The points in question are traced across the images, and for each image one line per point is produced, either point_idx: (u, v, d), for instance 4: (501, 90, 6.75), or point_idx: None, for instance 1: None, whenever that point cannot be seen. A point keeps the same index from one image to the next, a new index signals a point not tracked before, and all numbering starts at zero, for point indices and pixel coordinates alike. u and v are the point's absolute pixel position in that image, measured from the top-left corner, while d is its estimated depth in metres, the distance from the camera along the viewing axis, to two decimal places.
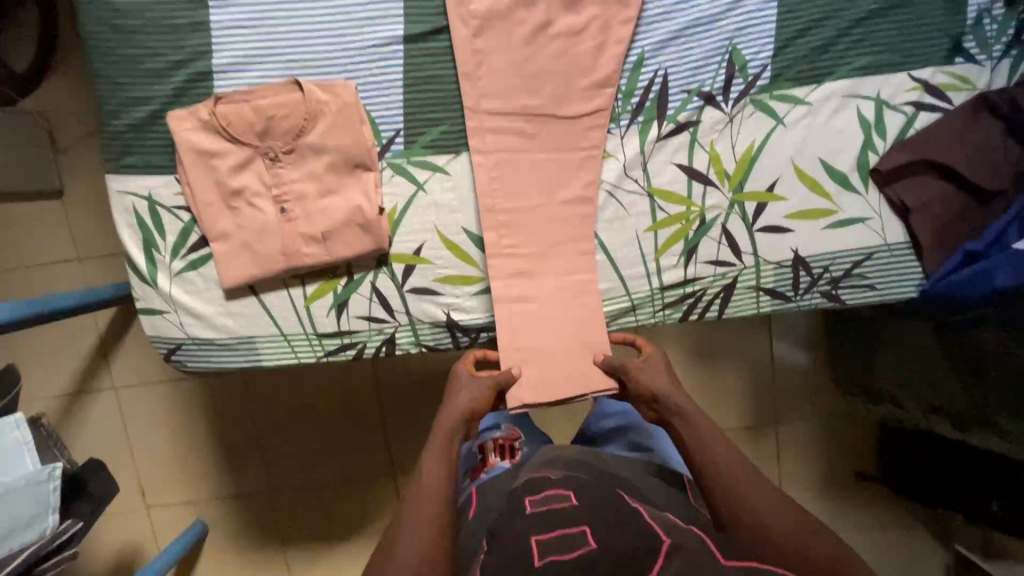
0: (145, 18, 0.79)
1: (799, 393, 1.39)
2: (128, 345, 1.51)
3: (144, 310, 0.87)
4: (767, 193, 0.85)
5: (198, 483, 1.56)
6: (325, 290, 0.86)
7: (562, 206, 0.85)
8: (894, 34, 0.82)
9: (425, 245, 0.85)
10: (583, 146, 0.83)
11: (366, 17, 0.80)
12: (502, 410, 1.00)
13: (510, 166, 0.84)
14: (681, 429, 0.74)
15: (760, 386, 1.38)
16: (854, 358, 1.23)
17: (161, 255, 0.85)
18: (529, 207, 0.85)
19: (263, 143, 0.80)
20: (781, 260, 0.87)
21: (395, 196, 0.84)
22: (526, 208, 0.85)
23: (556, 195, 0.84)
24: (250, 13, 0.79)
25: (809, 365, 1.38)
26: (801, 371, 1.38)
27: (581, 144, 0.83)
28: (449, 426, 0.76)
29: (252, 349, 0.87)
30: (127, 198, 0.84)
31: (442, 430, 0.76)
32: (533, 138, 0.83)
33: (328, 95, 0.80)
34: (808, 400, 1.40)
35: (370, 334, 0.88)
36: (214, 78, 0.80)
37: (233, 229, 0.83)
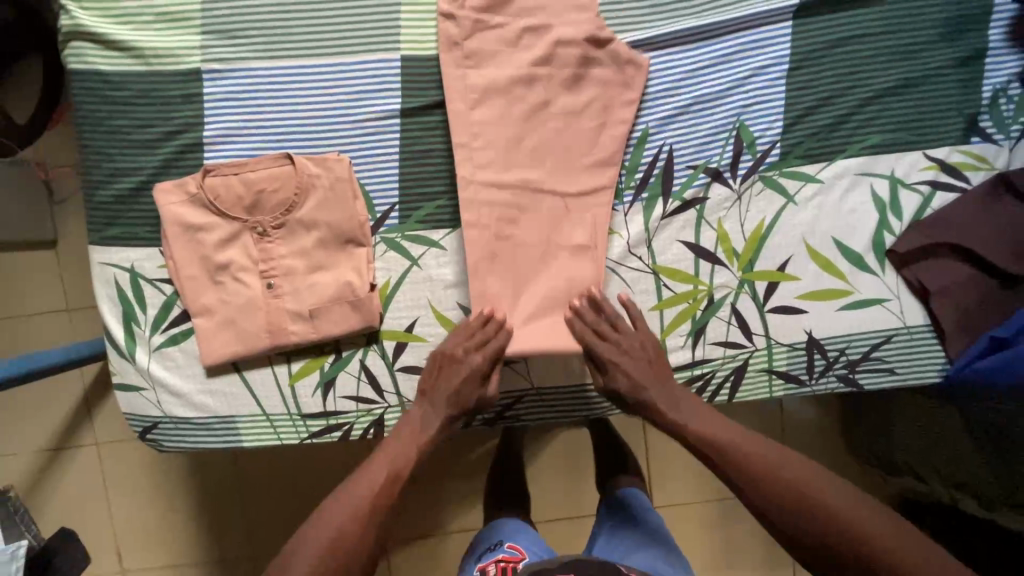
0: (137, 90, 0.78)
1: (811, 449, 1.28)
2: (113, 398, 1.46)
3: (120, 386, 0.82)
4: (778, 272, 0.81)
5: (177, 544, 1.48)
6: (312, 368, 0.82)
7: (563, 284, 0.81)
8: (907, 113, 0.79)
9: (418, 322, 0.81)
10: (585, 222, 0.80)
11: (362, 91, 0.78)
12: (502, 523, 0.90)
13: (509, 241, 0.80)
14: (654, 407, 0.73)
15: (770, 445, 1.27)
16: (868, 424, 1.14)
17: (140, 329, 0.81)
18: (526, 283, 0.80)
19: (252, 217, 0.77)
20: (794, 342, 0.82)
21: (386, 271, 0.80)
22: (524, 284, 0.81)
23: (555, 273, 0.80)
24: (245, 86, 0.77)
25: (820, 418, 1.27)
26: (812, 424, 1.27)
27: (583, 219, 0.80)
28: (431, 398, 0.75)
29: (233, 430, 0.82)
30: (108, 269, 0.80)
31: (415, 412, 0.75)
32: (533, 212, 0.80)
33: (320, 169, 0.77)
34: (821, 458, 1.28)
35: (357, 415, 0.82)
36: (206, 150, 0.78)
37: (216, 304, 0.79)
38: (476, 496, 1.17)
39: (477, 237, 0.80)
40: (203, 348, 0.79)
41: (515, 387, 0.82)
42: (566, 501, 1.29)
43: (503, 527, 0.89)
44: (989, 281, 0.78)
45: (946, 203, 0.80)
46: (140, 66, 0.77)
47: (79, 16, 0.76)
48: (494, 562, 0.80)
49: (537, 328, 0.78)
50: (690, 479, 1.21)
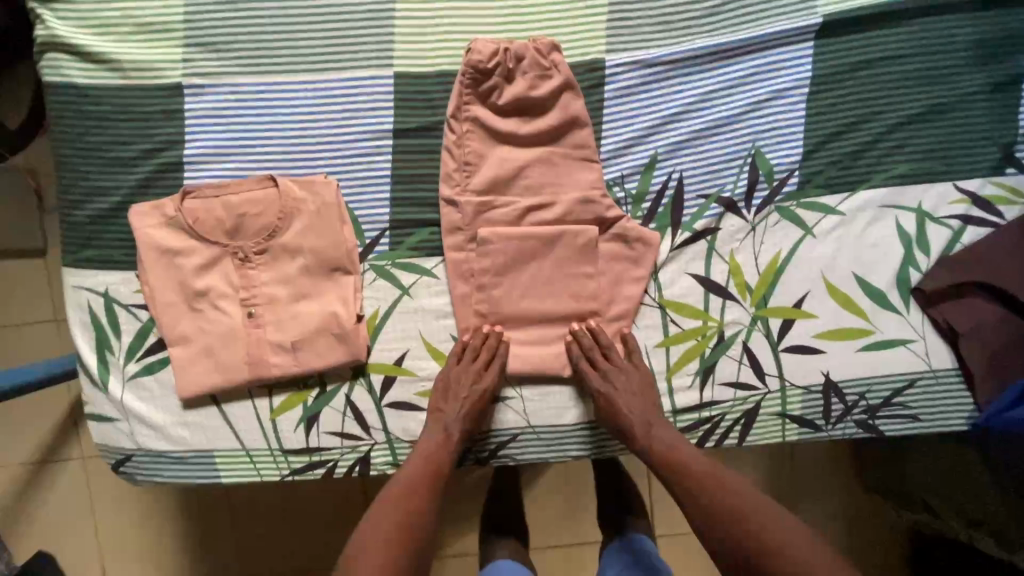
0: (115, 105, 0.73)
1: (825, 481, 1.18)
2: None
3: (93, 416, 0.78)
4: (794, 309, 0.76)
5: (162, 564, 1.43)
6: (295, 402, 0.77)
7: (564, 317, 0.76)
8: (937, 142, 0.74)
9: (408, 354, 0.76)
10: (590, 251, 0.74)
11: (353, 109, 0.73)
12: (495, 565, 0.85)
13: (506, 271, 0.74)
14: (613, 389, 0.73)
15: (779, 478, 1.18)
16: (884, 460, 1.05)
17: (114, 357, 0.77)
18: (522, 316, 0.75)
19: (233, 242, 0.73)
20: (810, 384, 0.76)
21: (374, 301, 0.75)
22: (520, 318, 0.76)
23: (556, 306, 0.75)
24: (228, 103, 0.73)
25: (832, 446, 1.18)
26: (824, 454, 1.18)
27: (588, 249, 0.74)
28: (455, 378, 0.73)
29: (210, 465, 0.77)
30: (83, 293, 0.76)
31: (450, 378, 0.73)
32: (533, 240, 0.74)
33: (306, 192, 0.72)
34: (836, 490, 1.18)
35: (342, 452, 0.77)
36: (186, 169, 0.74)
37: (195, 333, 0.74)
38: (470, 527, 1.12)
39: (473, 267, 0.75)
40: (179, 380, 0.74)
41: (512, 427, 0.77)
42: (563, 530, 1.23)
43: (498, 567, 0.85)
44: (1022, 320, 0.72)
45: (975, 237, 0.75)
46: (118, 79, 0.73)
47: (54, 26, 0.72)
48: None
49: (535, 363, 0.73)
50: None
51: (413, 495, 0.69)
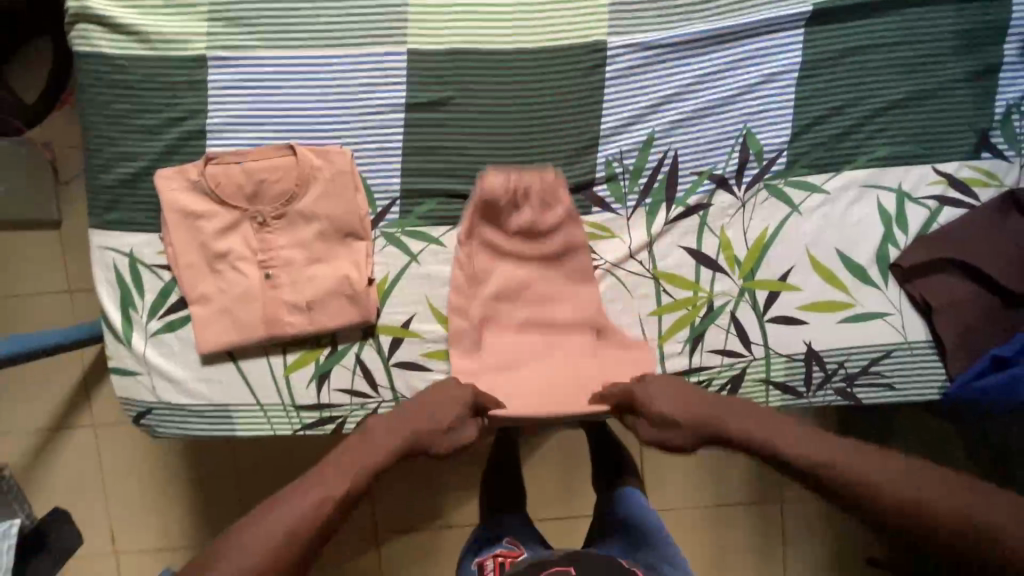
0: (142, 74, 0.77)
1: None
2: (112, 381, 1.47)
3: (116, 370, 0.82)
4: (780, 282, 0.81)
5: (171, 528, 1.49)
6: (308, 360, 0.82)
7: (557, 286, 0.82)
8: (918, 126, 0.78)
9: (415, 317, 0.81)
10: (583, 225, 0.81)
11: (367, 83, 0.77)
12: (495, 518, 0.92)
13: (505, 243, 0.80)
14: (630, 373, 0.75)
15: None
16: None
17: (137, 315, 0.81)
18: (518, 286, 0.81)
19: (252, 207, 0.77)
20: (793, 353, 0.81)
21: (384, 265, 0.80)
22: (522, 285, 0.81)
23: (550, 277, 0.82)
24: (249, 74, 0.77)
25: None
26: None
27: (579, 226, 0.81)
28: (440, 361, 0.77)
29: (226, 418, 0.82)
30: (108, 253, 0.80)
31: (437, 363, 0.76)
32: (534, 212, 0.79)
33: (322, 161, 0.77)
34: None
35: (351, 409, 0.82)
36: (208, 138, 0.78)
37: (214, 292, 0.79)
38: (469, 493, 1.17)
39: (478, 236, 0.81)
40: (199, 337, 0.79)
41: (512, 388, 0.82)
42: (558, 501, 1.29)
43: (495, 519, 0.91)
44: (993, 296, 0.78)
45: (952, 217, 0.79)
46: (145, 50, 0.77)
47: None
48: (492, 558, 0.83)
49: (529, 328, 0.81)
50: (682, 485, 1.21)
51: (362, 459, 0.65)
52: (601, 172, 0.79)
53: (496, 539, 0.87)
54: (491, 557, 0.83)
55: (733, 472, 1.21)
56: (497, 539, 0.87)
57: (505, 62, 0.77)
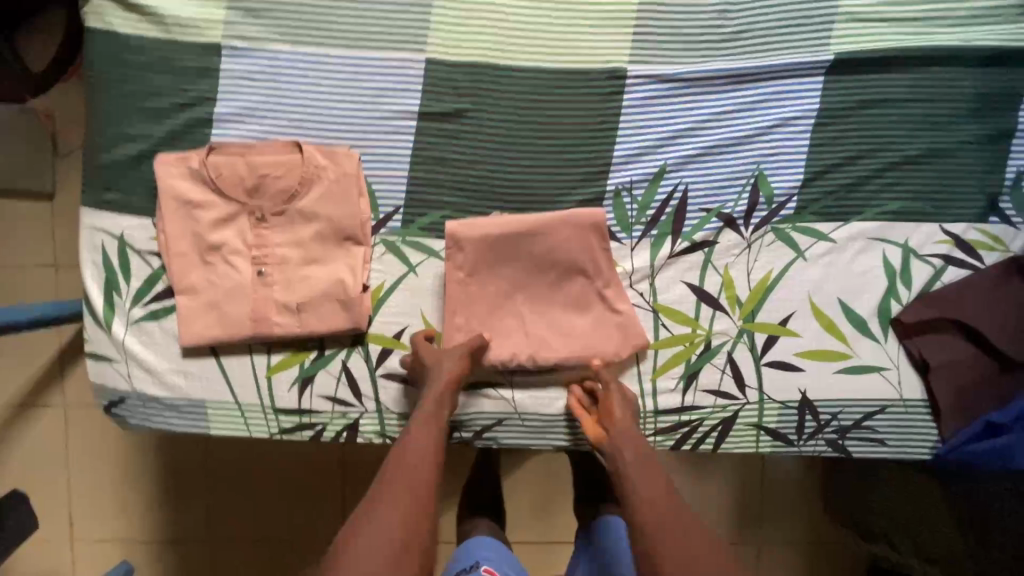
0: (153, 56, 0.76)
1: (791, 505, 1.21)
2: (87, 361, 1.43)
3: (93, 355, 0.79)
4: (779, 327, 0.80)
5: (132, 518, 1.44)
6: (292, 362, 0.79)
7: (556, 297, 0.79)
8: (928, 184, 0.78)
9: (407, 329, 0.79)
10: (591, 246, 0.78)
11: (382, 88, 0.76)
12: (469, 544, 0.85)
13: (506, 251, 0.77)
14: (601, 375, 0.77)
15: (747, 498, 1.20)
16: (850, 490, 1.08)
17: (121, 300, 0.78)
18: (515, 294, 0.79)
19: (252, 201, 0.75)
20: (787, 400, 0.80)
21: (381, 273, 0.78)
22: (526, 313, 0.79)
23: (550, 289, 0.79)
24: (263, 67, 0.76)
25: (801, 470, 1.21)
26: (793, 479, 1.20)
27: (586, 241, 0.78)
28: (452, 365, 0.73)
29: (200, 415, 0.79)
30: (98, 234, 0.78)
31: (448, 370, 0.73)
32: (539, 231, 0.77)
33: (328, 161, 0.75)
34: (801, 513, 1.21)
35: (332, 417, 0.79)
36: (215, 127, 0.76)
37: (203, 285, 0.76)
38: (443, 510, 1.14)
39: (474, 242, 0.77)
40: (182, 330, 0.76)
41: (499, 410, 0.80)
42: (533, 526, 1.26)
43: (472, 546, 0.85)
44: (991, 362, 0.77)
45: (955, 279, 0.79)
46: (159, 33, 0.76)
47: None
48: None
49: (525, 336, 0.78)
50: None
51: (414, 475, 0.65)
52: (609, 199, 0.78)
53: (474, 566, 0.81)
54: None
55: (713, 509, 1.19)
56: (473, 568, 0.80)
57: (522, 81, 0.77)
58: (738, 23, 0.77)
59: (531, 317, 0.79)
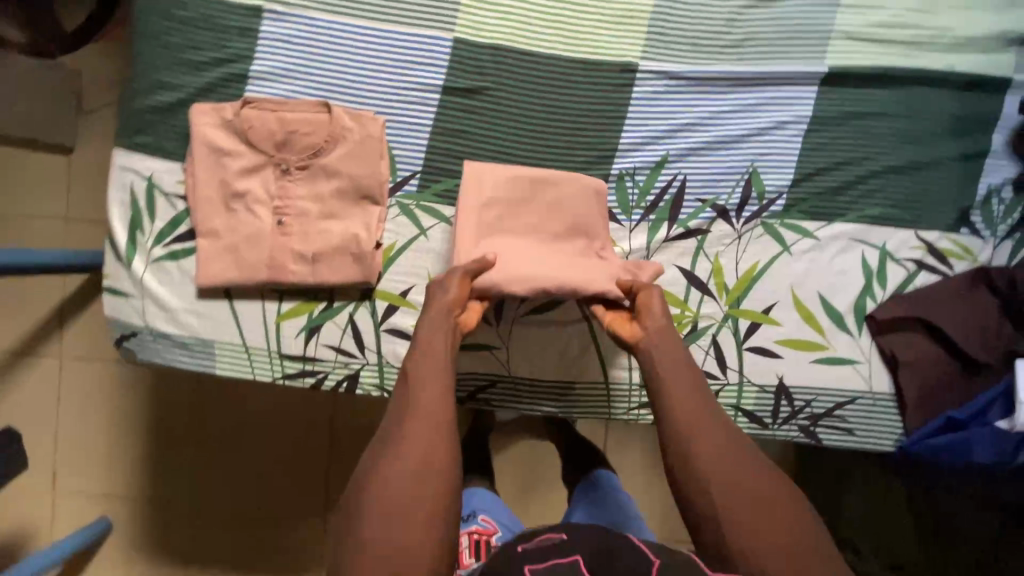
0: (197, 12, 0.81)
1: None
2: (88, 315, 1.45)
3: (110, 289, 0.83)
4: (762, 315, 0.85)
5: (117, 474, 1.45)
6: (302, 311, 0.83)
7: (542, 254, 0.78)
8: (907, 193, 0.85)
9: (413, 288, 0.83)
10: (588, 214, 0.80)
11: (410, 61, 0.81)
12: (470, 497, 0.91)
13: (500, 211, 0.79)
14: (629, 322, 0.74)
15: None
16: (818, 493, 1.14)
17: (144, 238, 0.82)
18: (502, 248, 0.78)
19: (278, 154, 0.80)
20: (765, 384, 0.85)
21: (394, 233, 0.83)
22: (533, 262, 0.77)
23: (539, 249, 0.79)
24: (301, 32, 0.81)
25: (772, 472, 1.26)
26: None
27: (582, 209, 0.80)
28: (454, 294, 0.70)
29: (208, 354, 0.83)
30: (128, 175, 0.82)
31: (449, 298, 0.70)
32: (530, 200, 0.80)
33: (354, 123, 0.80)
34: None
35: (334, 366, 0.83)
36: (249, 83, 0.81)
37: (224, 229, 0.80)
38: None
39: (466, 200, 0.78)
40: (201, 270, 0.80)
41: (494, 372, 0.84)
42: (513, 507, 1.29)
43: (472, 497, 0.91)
44: (953, 362, 0.83)
45: (927, 283, 0.85)
46: None
47: None
48: (467, 535, 0.82)
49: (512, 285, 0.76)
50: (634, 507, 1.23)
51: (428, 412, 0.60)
52: (613, 182, 0.84)
53: (472, 514, 0.87)
54: (467, 534, 0.83)
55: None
56: (471, 516, 0.86)
57: (541, 66, 0.82)
58: (742, 31, 0.84)
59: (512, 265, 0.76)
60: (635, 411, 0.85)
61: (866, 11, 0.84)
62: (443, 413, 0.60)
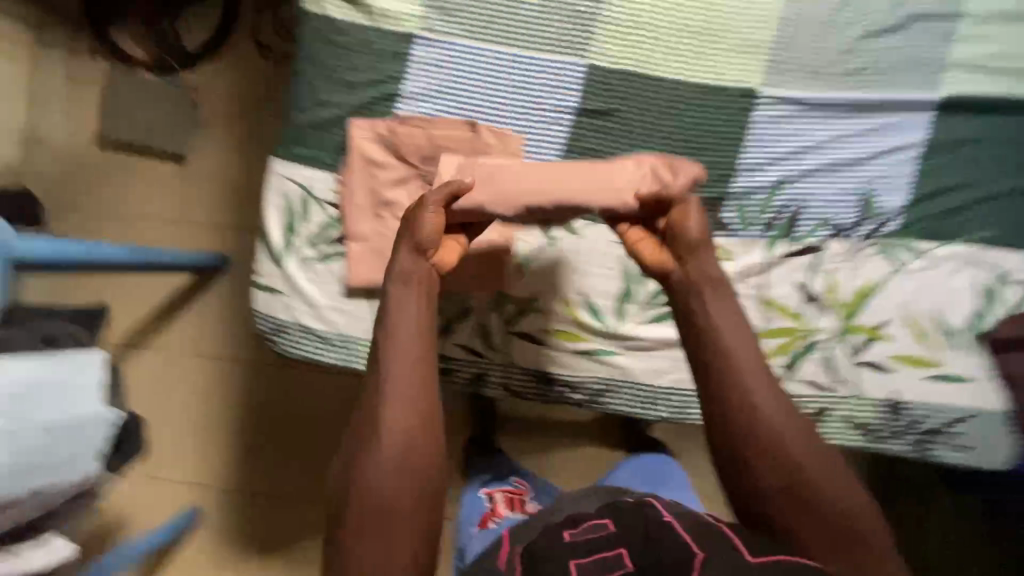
0: (355, 38, 0.89)
1: None
2: (191, 313, 1.54)
3: (263, 286, 0.91)
4: (875, 330, 0.88)
5: (208, 464, 1.53)
6: (437, 312, 0.89)
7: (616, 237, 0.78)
8: (1019, 219, 0.87)
9: (541, 295, 0.89)
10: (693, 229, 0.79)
11: (546, 85, 0.88)
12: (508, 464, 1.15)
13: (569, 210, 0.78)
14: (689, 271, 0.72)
15: None
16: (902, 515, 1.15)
17: (297, 241, 0.90)
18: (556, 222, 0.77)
19: (426, 167, 0.87)
20: (879, 400, 0.88)
21: (525, 243, 0.89)
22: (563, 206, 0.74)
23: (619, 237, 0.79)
24: (448, 56, 0.88)
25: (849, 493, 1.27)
26: None
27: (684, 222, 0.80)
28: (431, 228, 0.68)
29: (349, 349, 0.90)
30: (285, 182, 0.90)
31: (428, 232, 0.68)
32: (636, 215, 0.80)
33: (496, 142, 0.87)
34: None
35: (463, 364, 0.90)
36: (399, 103, 0.89)
37: (372, 234, 0.88)
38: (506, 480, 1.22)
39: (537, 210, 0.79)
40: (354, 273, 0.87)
41: (613, 377, 0.89)
42: None
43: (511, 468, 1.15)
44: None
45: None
46: (364, 20, 0.89)
47: None
48: (503, 493, 1.08)
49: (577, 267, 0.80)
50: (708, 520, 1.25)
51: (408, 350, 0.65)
52: (732, 201, 0.89)
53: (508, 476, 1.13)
54: (502, 493, 1.09)
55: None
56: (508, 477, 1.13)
57: (668, 92, 0.88)
58: (860, 61, 0.88)
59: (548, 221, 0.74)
60: None
61: (981, 45, 0.87)
62: (416, 350, 0.65)
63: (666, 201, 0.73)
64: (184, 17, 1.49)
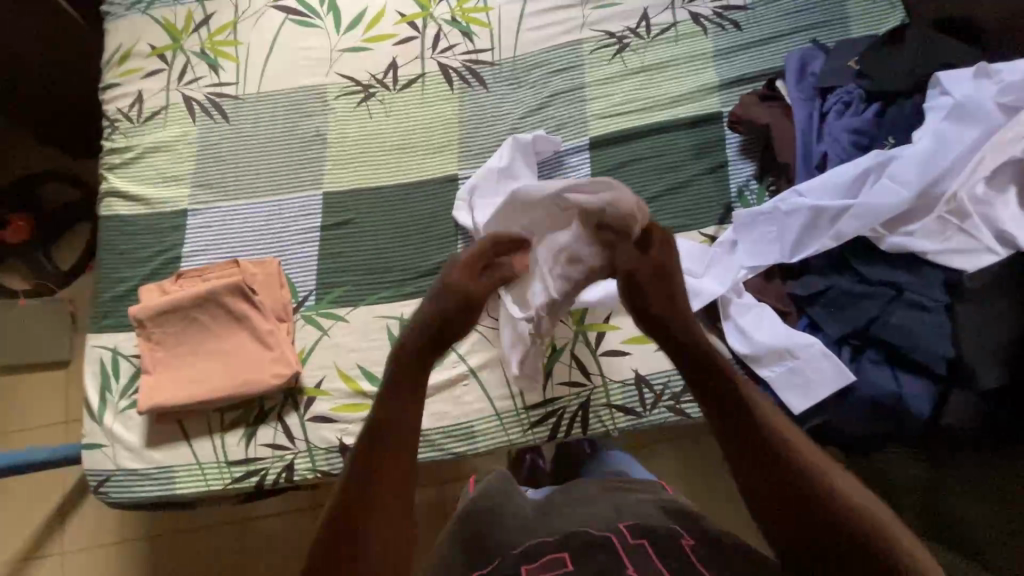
0: (144, 226, 1.14)
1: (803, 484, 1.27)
2: (73, 526, 1.44)
3: (88, 445, 1.04)
4: (605, 323, 1.04)
5: None
6: (240, 422, 1.03)
7: (288, 347, 1.02)
8: (682, 206, 1.09)
9: (324, 379, 1.04)
10: (410, 309, 1.07)
11: (295, 215, 1.13)
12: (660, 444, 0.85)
13: (252, 346, 1.02)
14: (273, 365, 1.00)
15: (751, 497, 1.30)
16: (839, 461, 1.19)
17: (111, 396, 1.05)
18: (224, 363, 1.01)
19: (208, 292, 1.01)
20: (625, 379, 1.01)
21: (302, 341, 1.06)
22: (210, 356, 1.01)
23: (289, 355, 1.01)
24: (219, 217, 1.13)
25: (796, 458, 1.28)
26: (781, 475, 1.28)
27: (386, 312, 1.07)
28: (150, 354, 1.02)
29: (169, 479, 1.01)
30: (97, 350, 1.08)
31: (147, 359, 1.01)
32: (348, 324, 1.06)
33: (259, 269, 1.07)
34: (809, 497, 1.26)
35: (272, 462, 1.01)
36: (186, 258, 1.12)
37: (167, 360, 1.02)
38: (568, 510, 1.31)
39: (239, 341, 1.02)
40: (139, 403, 0.99)
41: None
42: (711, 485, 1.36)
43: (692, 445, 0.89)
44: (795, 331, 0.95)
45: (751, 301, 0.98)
46: (148, 210, 1.15)
47: (114, 182, 1.17)
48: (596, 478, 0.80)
49: (262, 367, 1.00)
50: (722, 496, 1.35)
51: (378, 491, 0.71)
52: None
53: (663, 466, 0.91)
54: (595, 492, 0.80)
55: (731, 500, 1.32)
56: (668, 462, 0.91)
57: (391, 192, 1.13)
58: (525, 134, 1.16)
59: (200, 365, 1.01)
60: (530, 431, 1.00)
61: (603, 97, 1.16)
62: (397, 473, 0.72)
63: (276, 333, 1.02)
64: (65, 242, 1.64)
